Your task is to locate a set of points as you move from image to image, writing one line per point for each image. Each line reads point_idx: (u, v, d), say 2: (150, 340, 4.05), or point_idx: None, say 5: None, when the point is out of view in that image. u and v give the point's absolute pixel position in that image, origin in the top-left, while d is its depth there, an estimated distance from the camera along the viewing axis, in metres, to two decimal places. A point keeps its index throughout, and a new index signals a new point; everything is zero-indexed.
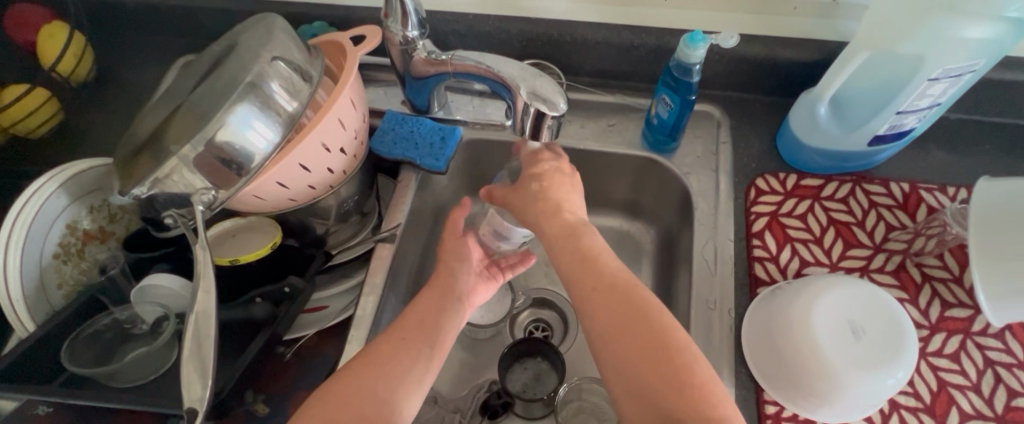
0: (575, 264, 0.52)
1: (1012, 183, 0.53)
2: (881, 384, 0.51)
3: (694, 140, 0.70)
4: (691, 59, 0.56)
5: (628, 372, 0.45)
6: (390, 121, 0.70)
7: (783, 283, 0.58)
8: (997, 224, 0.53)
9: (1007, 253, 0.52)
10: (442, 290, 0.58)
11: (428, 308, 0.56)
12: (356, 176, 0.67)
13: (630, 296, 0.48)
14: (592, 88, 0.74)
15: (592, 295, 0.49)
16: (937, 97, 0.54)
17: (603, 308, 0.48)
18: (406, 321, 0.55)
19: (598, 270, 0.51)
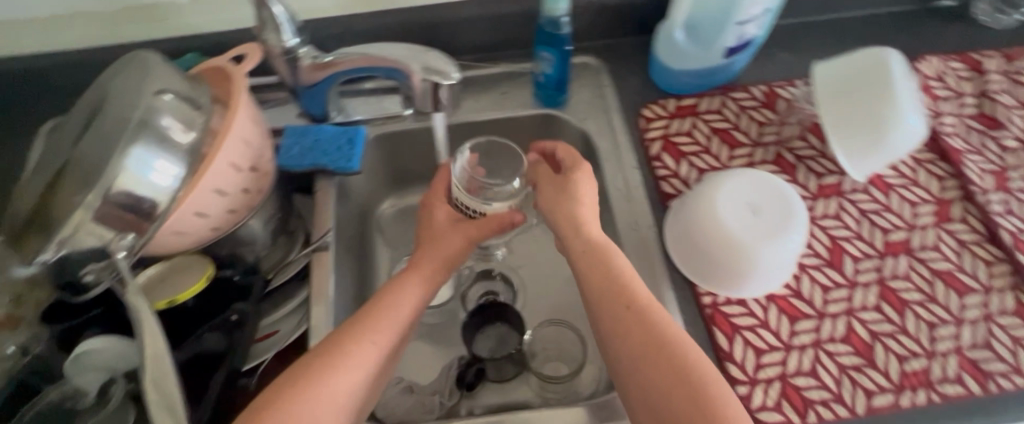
0: (600, 277, 0.55)
1: (839, 61, 0.62)
2: (784, 248, 0.59)
3: (581, 90, 0.76)
4: (557, 12, 0.63)
5: (656, 394, 0.48)
6: (291, 136, 0.70)
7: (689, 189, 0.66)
8: (838, 95, 0.62)
9: (852, 117, 0.61)
10: (381, 323, 0.55)
11: (362, 348, 0.53)
12: (273, 197, 0.66)
13: (651, 319, 0.52)
14: (479, 63, 0.77)
15: (608, 306, 0.54)
16: (764, 4, 0.63)
17: (628, 331, 0.52)
18: (332, 355, 0.52)
19: (623, 294, 0.54)
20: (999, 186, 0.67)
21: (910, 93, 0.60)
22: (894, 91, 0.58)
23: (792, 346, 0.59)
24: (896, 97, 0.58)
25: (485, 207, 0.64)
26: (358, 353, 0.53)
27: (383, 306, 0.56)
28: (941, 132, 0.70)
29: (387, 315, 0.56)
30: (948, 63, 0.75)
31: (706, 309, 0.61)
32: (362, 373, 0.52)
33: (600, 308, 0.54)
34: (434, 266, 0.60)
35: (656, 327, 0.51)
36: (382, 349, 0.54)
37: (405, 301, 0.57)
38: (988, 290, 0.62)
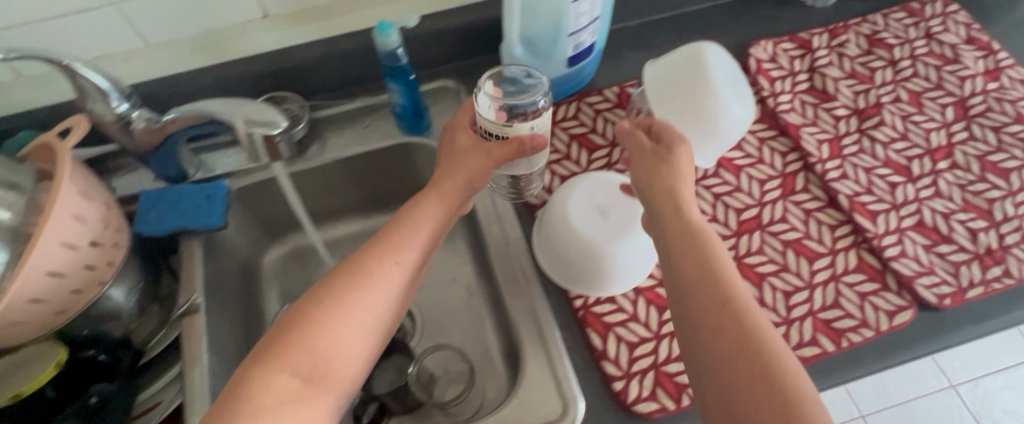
0: (671, 212, 0.53)
1: (662, 61, 0.66)
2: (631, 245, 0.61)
3: (442, 114, 0.77)
4: (390, 45, 0.64)
5: (714, 343, 0.45)
6: (147, 200, 0.68)
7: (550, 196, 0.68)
8: (667, 93, 0.64)
9: (683, 111, 0.64)
10: (407, 239, 0.56)
11: (383, 265, 0.53)
12: (129, 266, 0.64)
13: (718, 255, 0.49)
14: (338, 101, 0.78)
15: (677, 237, 0.52)
16: (590, 13, 0.67)
17: (690, 273, 0.49)
18: (358, 273, 0.52)
19: (693, 232, 0.51)
20: (833, 154, 0.72)
21: (728, 84, 0.64)
22: (713, 84, 0.62)
23: (662, 334, 0.62)
24: (715, 90, 0.62)
25: (507, 130, 0.57)
26: (359, 285, 0.52)
27: (411, 221, 0.57)
28: (779, 110, 0.75)
29: (401, 235, 0.56)
30: (780, 45, 0.80)
31: (578, 312, 0.63)
32: (360, 315, 0.51)
33: (671, 237, 0.52)
34: (458, 193, 0.60)
35: (722, 266, 0.49)
36: (405, 267, 0.54)
37: (424, 220, 0.57)
38: (833, 252, 0.66)
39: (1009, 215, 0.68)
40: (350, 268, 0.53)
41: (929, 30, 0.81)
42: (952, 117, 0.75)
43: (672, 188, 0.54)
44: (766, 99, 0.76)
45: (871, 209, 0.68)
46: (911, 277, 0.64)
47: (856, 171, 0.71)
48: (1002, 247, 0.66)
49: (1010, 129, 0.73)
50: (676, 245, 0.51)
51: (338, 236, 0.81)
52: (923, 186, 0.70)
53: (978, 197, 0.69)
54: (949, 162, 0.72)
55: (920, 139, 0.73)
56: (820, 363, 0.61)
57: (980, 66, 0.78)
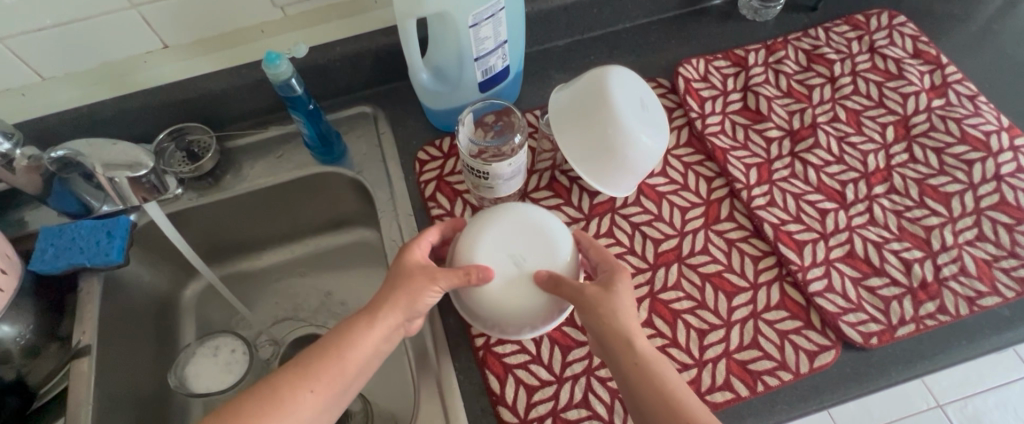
0: (615, 336, 0.51)
1: (567, 90, 0.63)
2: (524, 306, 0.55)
3: (357, 141, 0.74)
4: (281, 77, 0.61)
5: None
6: (45, 237, 0.65)
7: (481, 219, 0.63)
8: (570, 122, 0.62)
9: (586, 142, 0.61)
10: (332, 362, 0.50)
11: (296, 391, 0.48)
12: (16, 303, 0.62)
13: (664, 377, 0.49)
14: (251, 130, 0.75)
15: (625, 360, 0.50)
16: (495, 37, 0.63)
17: (643, 398, 0.48)
18: (267, 397, 0.48)
19: (641, 355, 0.50)
20: (762, 179, 0.68)
21: (636, 110, 0.61)
22: (619, 116, 0.59)
23: (564, 378, 0.58)
24: (621, 121, 0.59)
25: (488, 168, 0.60)
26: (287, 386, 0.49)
27: (337, 342, 0.51)
28: (707, 132, 0.71)
29: (326, 359, 0.50)
30: (712, 63, 0.76)
31: (478, 352, 0.60)
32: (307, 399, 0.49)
33: (622, 355, 0.50)
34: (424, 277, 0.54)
35: (669, 387, 0.49)
36: (322, 395, 0.49)
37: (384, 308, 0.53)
38: (755, 287, 0.62)
39: (947, 245, 0.63)
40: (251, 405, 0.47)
41: (873, 43, 0.76)
42: (893, 137, 0.70)
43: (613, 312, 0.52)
44: (694, 121, 0.72)
45: (797, 239, 0.64)
46: (836, 314, 0.60)
47: (784, 198, 0.66)
48: (937, 280, 0.61)
49: (954, 150, 0.68)
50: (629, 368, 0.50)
51: (259, 268, 0.80)
52: (856, 213, 0.65)
53: (916, 224, 0.64)
54: (886, 186, 0.67)
55: (857, 162, 0.68)
56: (732, 409, 0.57)
57: (926, 82, 0.73)
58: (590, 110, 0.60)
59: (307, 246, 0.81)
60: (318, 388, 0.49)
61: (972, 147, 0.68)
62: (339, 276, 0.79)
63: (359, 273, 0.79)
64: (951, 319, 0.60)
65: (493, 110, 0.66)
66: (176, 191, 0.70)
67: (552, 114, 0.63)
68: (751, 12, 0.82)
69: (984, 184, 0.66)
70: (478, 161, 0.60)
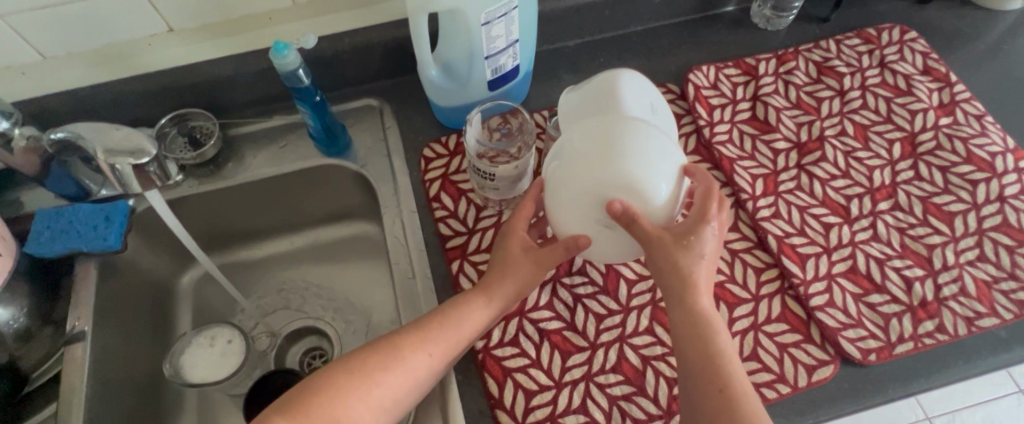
0: (684, 303, 0.52)
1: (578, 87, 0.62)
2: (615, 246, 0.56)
3: (363, 133, 0.74)
4: (288, 66, 0.59)
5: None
6: (41, 220, 0.65)
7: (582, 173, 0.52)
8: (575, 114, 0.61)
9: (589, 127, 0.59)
10: (446, 336, 0.53)
11: (415, 357, 0.51)
12: (12, 286, 0.61)
13: (723, 355, 0.51)
14: (254, 118, 0.74)
15: (685, 329, 0.52)
16: (507, 36, 0.61)
17: (696, 372, 0.51)
18: (391, 357, 0.51)
19: (706, 329, 0.52)
20: (767, 190, 0.68)
21: (640, 96, 0.60)
22: (617, 90, 0.59)
23: (563, 383, 0.58)
24: (618, 93, 0.58)
25: (492, 169, 0.60)
26: (403, 348, 0.51)
27: (451, 320, 0.54)
28: (715, 141, 0.71)
29: (443, 328, 0.54)
30: (722, 71, 0.76)
31: (478, 354, 0.60)
32: (416, 365, 0.51)
33: (680, 306, 0.53)
34: (528, 267, 0.57)
35: (725, 366, 0.50)
36: (436, 361, 0.53)
37: (497, 286, 0.56)
38: (756, 299, 0.62)
39: (948, 264, 0.63)
40: (373, 364, 0.50)
41: (884, 58, 0.76)
42: (899, 154, 0.70)
43: (690, 277, 0.52)
44: (702, 129, 0.72)
45: (800, 252, 0.64)
46: (836, 329, 0.60)
47: (789, 210, 0.66)
48: (937, 299, 0.62)
49: (959, 169, 0.68)
50: (687, 338, 0.52)
51: (258, 258, 0.79)
52: (859, 228, 0.65)
53: (918, 242, 0.65)
54: (890, 203, 0.67)
55: (862, 177, 0.68)
56: None
57: (934, 99, 0.73)
58: (601, 92, 0.59)
59: (307, 236, 0.80)
60: (435, 353, 0.52)
61: (977, 167, 0.68)
62: (338, 269, 0.79)
63: (358, 267, 0.78)
64: (949, 338, 0.60)
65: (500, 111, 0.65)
66: (177, 178, 0.70)
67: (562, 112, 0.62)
68: (762, 21, 0.81)
69: (987, 205, 0.66)
70: (484, 162, 0.60)
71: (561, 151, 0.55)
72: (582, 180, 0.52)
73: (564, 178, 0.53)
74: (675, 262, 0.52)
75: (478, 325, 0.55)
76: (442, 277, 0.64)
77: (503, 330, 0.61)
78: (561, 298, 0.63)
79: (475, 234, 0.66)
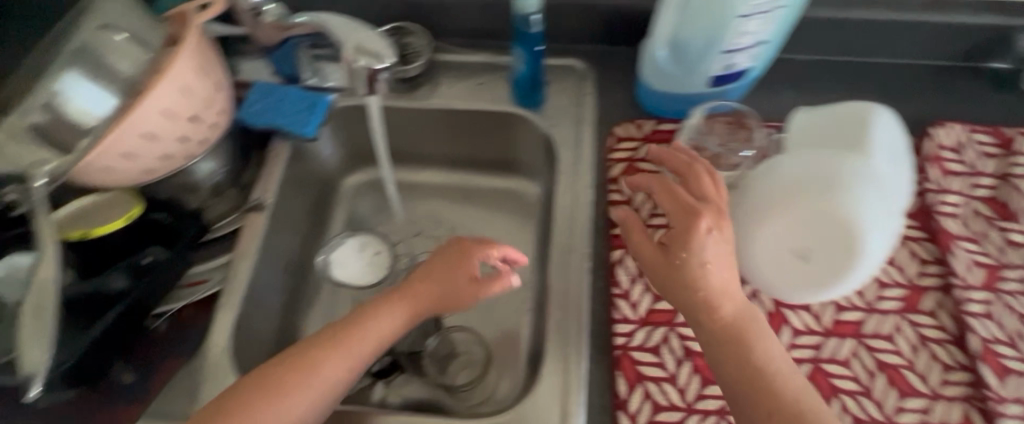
0: (730, 336, 0.48)
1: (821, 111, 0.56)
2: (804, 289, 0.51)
3: (559, 93, 0.73)
4: (526, 9, 0.58)
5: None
6: (256, 92, 0.70)
7: (784, 198, 0.50)
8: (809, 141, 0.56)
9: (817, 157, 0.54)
10: (340, 351, 0.53)
11: (330, 366, 0.52)
12: (222, 145, 0.67)
13: (778, 388, 0.45)
14: (463, 50, 0.76)
15: (730, 363, 0.48)
16: (756, 34, 0.57)
17: (764, 420, 0.45)
18: (293, 373, 0.51)
19: (754, 367, 0.47)
20: (986, 283, 0.59)
21: (888, 143, 0.53)
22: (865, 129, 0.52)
23: (694, 409, 0.54)
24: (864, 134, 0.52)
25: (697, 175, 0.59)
26: (308, 363, 0.51)
27: (357, 330, 0.54)
28: (938, 209, 0.62)
29: (322, 350, 0.52)
30: (972, 134, 0.66)
31: (615, 350, 0.58)
32: (325, 373, 0.51)
33: (707, 326, 0.50)
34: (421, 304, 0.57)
35: (776, 403, 0.45)
36: (350, 371, 0.53)
37: (367, 329, 0.54)
38: (936, 396, 0.55)
39: None
40: (287, 366, 0.51)
41: None
42: None
43: (705, 287, 0.49)
44: (927, 193, 0.63)
45: (1007, 365, 0.55)
46: None
47: (1007, 314, 0.57)
48: None
49: None
50: (733, 371, 0.47)
51: (418, 181, 0.81)
52: None
53: None
54: None
55: None
56: None
57: None
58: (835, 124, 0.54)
59: (458, 175, 0.81)
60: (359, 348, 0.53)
61: None
62: (491, 216, 0.79)
63: (510, 220, 0.79)
64: None
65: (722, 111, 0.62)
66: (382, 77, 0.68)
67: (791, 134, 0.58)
68: None
69: None
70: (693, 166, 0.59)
71: (766, 173, 0.53)
72: (781, 209, 0.50)
73: (761, 199, 0.51)
74: (700, 289, 0.49)
75: (388, 327, 0.55)
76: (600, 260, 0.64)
77: (647, 335, 0.58)
78: None
79: (645, 229, 0.63)
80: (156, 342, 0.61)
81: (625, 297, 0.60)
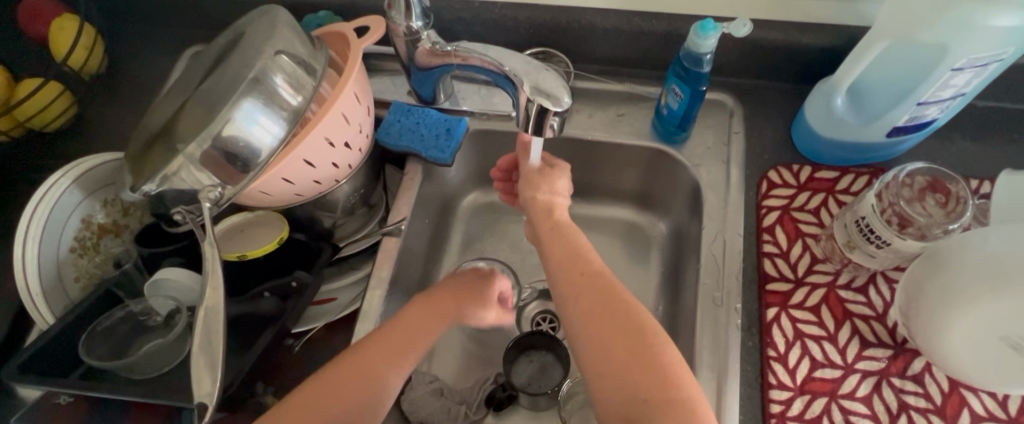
0: (563, 249, 0.53)
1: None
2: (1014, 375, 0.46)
3: (705, 130, 0.69)
4: (702, 49, 0.55)
5: (613, 376, 0.44)
6: (396, 112, 0.69)
7: (995, 281, 0.44)
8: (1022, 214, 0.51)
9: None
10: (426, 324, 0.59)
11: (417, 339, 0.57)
12: (361, 169, 0.67)
13: (621, 294, 0.48)
14: (602, 77, 0.73)
15: (564, 270, 0.51)
16: (960, 88, 0.52)
17: (622, 319, 0.46)
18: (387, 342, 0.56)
19: (603, 280, 0.49)
20: None
21: None
22: None
23: None
24: None
25: (894, 239, 0.52)
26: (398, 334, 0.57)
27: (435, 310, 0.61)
28: None
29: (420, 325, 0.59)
30: None
31: (770, 418, 0.53)
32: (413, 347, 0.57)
33: (552, 251, 0.54)
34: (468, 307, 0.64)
35: (632, 303, 0.48)
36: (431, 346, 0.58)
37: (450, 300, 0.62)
38: None
39: None
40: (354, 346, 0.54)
41: None
42: None
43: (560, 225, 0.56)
44: None
45: None
46: None
47: None
48: None
49: None
50: (567, 284, 0.50)
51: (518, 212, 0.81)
52: None
53: None
54: None
55: None
56: None
57: None
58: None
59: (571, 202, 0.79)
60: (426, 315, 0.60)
61: None
62: (614, 249, 0.76)
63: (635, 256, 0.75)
64: None
65: (927, 174, 0.55)
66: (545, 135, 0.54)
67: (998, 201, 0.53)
68: None
69: None
70: (888, 228, 0.52)
71: (967, 245, 0.48)
72: (990, 295, 0.44)
73: (962, 278, 0.46)
74: (549, 187, 0.59)
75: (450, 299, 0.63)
76: (752, 318, 0.58)
77: (806, 404, 0.54)
78: (884, 398, 0.54)
79: (803, 287, 0.59)
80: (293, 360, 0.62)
81: (781, 361, 0.56)
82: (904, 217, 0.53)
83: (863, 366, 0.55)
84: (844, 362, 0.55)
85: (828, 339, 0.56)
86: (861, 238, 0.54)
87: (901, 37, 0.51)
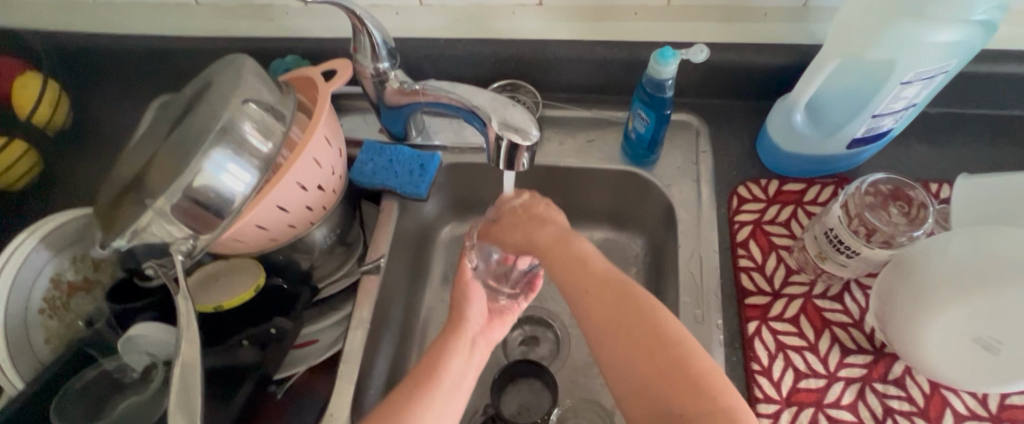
0: (568, 263, 0.52)
1: (991, 179, 0.54)
2: (990, 376, 0.47)
3: (674, 150, 0.71)
4: (662, 75, 0.57)
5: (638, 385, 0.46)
6: (368, 151, 0.69)
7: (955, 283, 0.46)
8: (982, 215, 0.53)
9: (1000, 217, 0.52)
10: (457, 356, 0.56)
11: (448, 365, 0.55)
12: (337, 208, 0.66)
13: (643, 302, 0.48)
14: (568, 105, 0.74)
15: (572, 279, 0.52)
16: (911, 99, 0.54)
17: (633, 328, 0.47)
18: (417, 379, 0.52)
19: (612, 288, 0.50)
20: None
21: None
22: None
23: None
24: None
25: (862, 249, 0.53)
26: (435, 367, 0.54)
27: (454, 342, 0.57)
28: None
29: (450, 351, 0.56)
30: None
31: None
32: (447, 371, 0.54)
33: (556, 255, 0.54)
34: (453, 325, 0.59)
35: (650, 307, 0.48)
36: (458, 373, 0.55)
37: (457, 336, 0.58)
38: None
39: None
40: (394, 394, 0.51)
41: None
42: None
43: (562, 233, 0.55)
44: None
45: None
46: None
47: None
48: None
49: None
50: (594, 309, 0.49)
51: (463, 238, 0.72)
52: None
53: None
54: None
55: None
56: None
57: None
58: (1000, 194, 0.52)
59: None
60: (440, 354, 0.55)
61: None
62: None
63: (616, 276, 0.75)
64: None
65: (889, 184, 0.58)
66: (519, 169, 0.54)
67: (959, 205, 0.55)
68: None
69: None
70: (855, 238, 0.54)
71: (928, 252, 0.49)
72: (953, 297, 0.46)
73: (926, 282, 0.48)
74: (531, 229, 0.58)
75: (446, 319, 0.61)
76: (734, 334, 0.59)
77: (795, 416, 0.54)
78: (868, 404, 0.54)
79: (780, 299, 0.60)
80: (277, 409, 0.60)
81: (766, 374, 0.56)
82: (869, 226, 0.55)
83: (846, 374, 0.56)
84: (827, 370, 0.56)
85: (810, 349, 0.57)
86: (829, 248, 0.56)
87: (850, 55, 0.53)
